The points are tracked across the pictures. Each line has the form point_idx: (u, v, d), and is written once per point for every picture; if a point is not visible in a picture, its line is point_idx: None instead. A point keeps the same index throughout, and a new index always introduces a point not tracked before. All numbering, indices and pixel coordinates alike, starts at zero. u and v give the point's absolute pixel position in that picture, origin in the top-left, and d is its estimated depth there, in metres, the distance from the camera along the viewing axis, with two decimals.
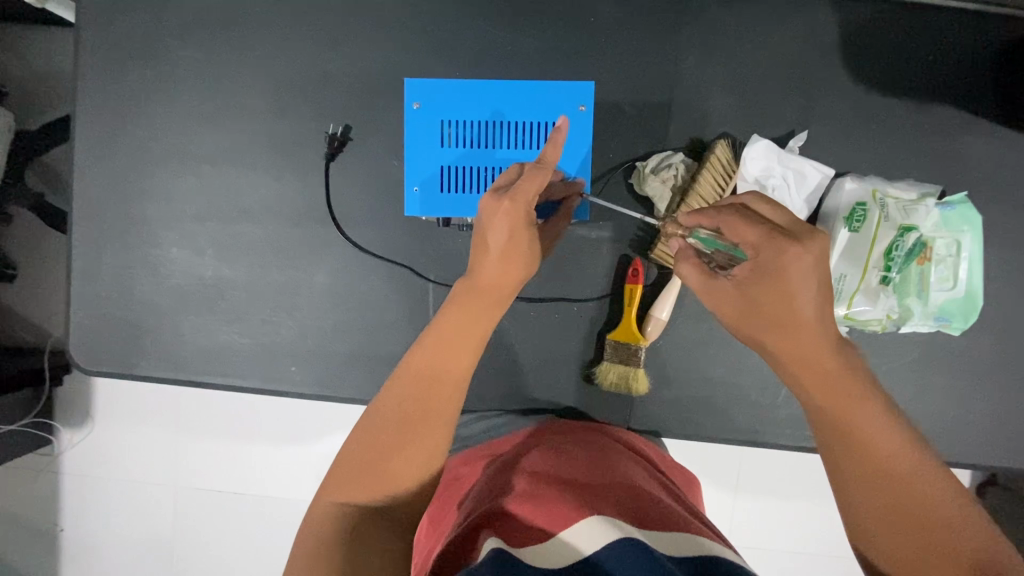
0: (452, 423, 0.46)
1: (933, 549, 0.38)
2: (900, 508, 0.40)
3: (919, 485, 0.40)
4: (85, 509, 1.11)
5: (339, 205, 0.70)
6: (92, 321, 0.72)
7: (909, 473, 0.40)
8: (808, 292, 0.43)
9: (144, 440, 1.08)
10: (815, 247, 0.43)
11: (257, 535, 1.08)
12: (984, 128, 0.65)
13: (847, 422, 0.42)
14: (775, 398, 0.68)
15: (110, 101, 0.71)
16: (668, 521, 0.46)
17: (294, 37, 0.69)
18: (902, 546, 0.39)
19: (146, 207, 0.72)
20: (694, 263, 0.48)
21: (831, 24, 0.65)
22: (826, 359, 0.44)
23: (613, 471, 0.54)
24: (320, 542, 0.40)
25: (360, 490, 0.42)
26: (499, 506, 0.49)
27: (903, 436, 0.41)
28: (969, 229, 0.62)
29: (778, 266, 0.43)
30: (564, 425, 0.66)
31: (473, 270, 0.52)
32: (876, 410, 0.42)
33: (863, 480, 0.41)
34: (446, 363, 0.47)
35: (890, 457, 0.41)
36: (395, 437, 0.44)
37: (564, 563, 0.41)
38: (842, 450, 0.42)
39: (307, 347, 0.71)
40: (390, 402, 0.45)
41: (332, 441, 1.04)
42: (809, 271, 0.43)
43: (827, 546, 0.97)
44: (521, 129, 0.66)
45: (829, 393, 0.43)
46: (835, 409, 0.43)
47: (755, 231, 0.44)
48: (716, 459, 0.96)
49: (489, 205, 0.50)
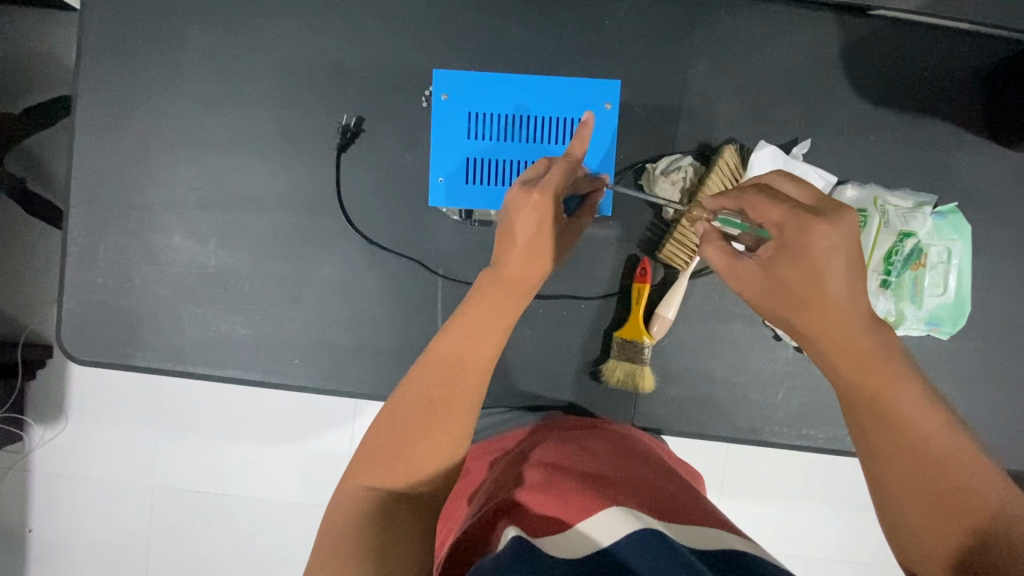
0: (476, 406, 0.49)
1: (964, 529, 0.40)
2: (931, 488, 0.41)
3: (952, 466, 0.41)
4: (56, 508, 1.07)
5: (348, 197, 0.69)
6: (86, 309, 0.70)
7: (935, 445, 0.42)
8: (842, 268, 0.44)
9: (125, 437, 1.04)
10: (842, 224, 0.44)
11: (240, 535, 1.05)
12: (973, 143, 0.68)
13: (880, 401, 0.44)
14: (774, 398, 0.70)
15: (112, 83, 0.69)
16: (685, 514, 0.47)
17: (307, 27, 0.68)
18: (930, 523, 0.41)
19: (148, 193, 0.70)
20: (718, 246, 0.51)
21: (835, 37, 0.67)
22: (865, 338, 0.45)
23: (631, 463, 0.55)
24: (349, 523, 0.42)
25: (386, 476, 0.44)
26: (518, 496, 0.49)
27: (934, 414, 0.43)
28: (959, 238, 0.66)
29: (802, 243, 0.44)
30: (572, 420, 0.67)
31: (500, 260, 0.55)
32: (912, 390, 0.44)
33: (894, 458, 0.43)
34: (472, 349, 0.50)
35: (921, 434, 0.43)
36: (423, 419, 0.46)
37: (582, 554, 0.41)
38: (874, 429, 0.44)
39: (311, 340, 0.70)
40: (425, 379, 0.48)
41: (323, 439, 1.02)
42: (837, 247, 0.44)
43: (811, 547, 1.00)
44: (546, 123, 0.67)
45: (864, 372, 0.45)
46: (869, 388, 0.45)
47: (777, 210, 0.46)
48: (705, 460, 0.98)
49: (519, 197, 0.55)
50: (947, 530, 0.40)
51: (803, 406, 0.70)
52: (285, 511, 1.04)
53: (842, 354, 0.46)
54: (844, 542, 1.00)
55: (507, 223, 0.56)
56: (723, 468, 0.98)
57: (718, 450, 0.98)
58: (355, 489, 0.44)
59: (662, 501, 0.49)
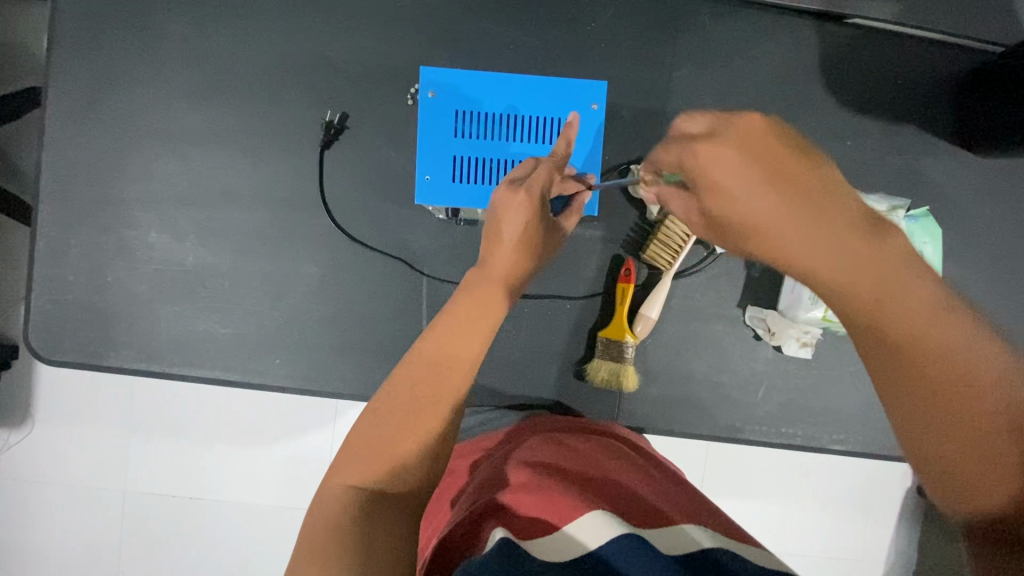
0: (461, 405, 0.49)
1: (999, 454, 0.34)
2: (960, 416, 0.35)
3: (979, 383, 0.35)
4: (22, 515, 1.03)
5: (332, 195, 0.68)
6: (57, 307, 0.68)
7: (962, 364, 0.35)
8: (768, 192, 0.40)
9: (95, 440, 1.01)
10: (727, 141, 0.41)
11: (216, 539, 1.02)
12: (944, 149, 0.70)
13: (885, 317, 0.37)
14: (755, 397, 0.71)
15: (86, 73, 0.67)
16: (662, 514, 0.47)
17: (291, 21, 0.67)
18: (966, 461, 0.35)
19: (123, 188, 0.68)
20: (678, 198, 0.48)
21: (814, 44, 0.69)
22: (851, 248, 0.39)
23: (614, 463, 0.55)
24: (332, 522, 0.41)
25: (371, 476, 0.44)
26: (503, 497, 0.48)
27: (952, 323, 0.36)
28: (930, 240, 0.68)
29: (703, 174, 0.42)
30: (558, 419, 0.67)
31: (486, 261, 0.56)
32: (912, 288, 0.38)
33: (909, 392, 0.36)
34: (456, 348, 0.50)
35: (942, 352, 0.36)
36: (407, 416, 0.46)
37: (568, 557, 0.41)
38: (886, 358, 0.37)
39: (293, 339, 0.69)
40: (409, 374, 0.49)
41: (303, 441, 1.01)
42: (735, 168, 0.41)
43: (789, 544, 1.02)
44: (534, 123, 0.67)
45: (854, 284, 0.38)
46: (868, 301, 0.38)
47: (673, 153, 0.44)
48: (687, 459, 1.00)
49: (506, 197, 0.56)
50: (985, 463, 0.35)
51: (781, 405, 0.72)
52: (264, 514, 1.02)
53: (824, 273, 0.39)
54: (820, 538, 1.02)
55: (496, 223, 0.56)
56: (703, 465, 1.00)
57: (700, 449, 1.00)
58: (340, 488, 0.43)
59: (642, 503, 0.49)
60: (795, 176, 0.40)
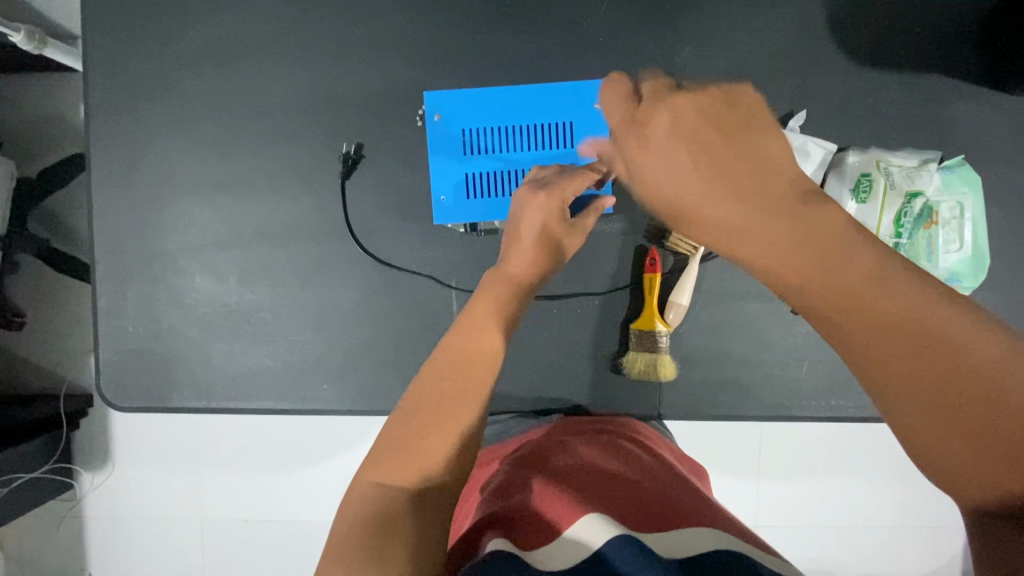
0: (485, 398, 0.51)
1: (967, 416, 0.31)
2: (954, 382, 0.32)
3: (933, 342, 0.33)
4: (111, 550, 1.11)
5: (357, 222, 0.71)
6: (122, 357, 0.73)
7: (913, 326, 0.33)
8: (680, 158, 0.42)
9: (167, 475, 1.08)
10: (666, 116, 0.44)
11: (283, 556, 1.08)
12: (975, 93, 0.67)
13: (830, 289, 0.36)
14: (799, 371, 0.70)
15: (122, 136, 0.72)
16: (671, 518, 0.46)
17: (301, 62, 0.70)
18: (947, 434, 0.32)
19: (166, 240, 0.73)
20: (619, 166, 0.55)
21: (820, 5, 0.67)
22: (795, 230, 0.38)
23: (625, 467, 0.54)
24: (357, 521, 0.42)
25: (398, 471, 0.45)
26: (508, 506, 0.48)
27: (904, 289, 0.34)
28: (970, 191, 0.65)
29: (646, 138, 0.44)
30: (577, 425, 0.66)
31: (505, 261, 0.62)
32: (856, 256, 0.36)
33: (881, 359, 0.34)
34: (478, 345, 0.53)
35: (890, 315, 0.34)
36: (433, 413, 0.48)
37: (564, 564, 0.41)
38: (849, 333, 0.35)
39: (338, 362, 0.72)
40: (432, 374, 0.52)
41: (353, 456, 1.05)
42: (668, 142, 0.43)
43: (854, 517, 0.99)
44: (541, 130, 0.68)
45: (799, 256, 0.37)
46: (812, 273, 0.37)
47: (618, 115, 0.47)
48: (737, 442, 0.98)
49: (526, 198, 0.62)
50: (984, 421, 0.31)
51: (829, 378, 0.70)
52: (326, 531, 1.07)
53: (775, 264, 0.38)
54: (887, 508, 0.98)
55: (516, 224, 0.63)
56: (756, 448, 0.98)
57: (749, 431, 0.98)
58: (368, 486, 0.44)
59: (650, 506, 0.47)
60: (755, 179, 0.40)
